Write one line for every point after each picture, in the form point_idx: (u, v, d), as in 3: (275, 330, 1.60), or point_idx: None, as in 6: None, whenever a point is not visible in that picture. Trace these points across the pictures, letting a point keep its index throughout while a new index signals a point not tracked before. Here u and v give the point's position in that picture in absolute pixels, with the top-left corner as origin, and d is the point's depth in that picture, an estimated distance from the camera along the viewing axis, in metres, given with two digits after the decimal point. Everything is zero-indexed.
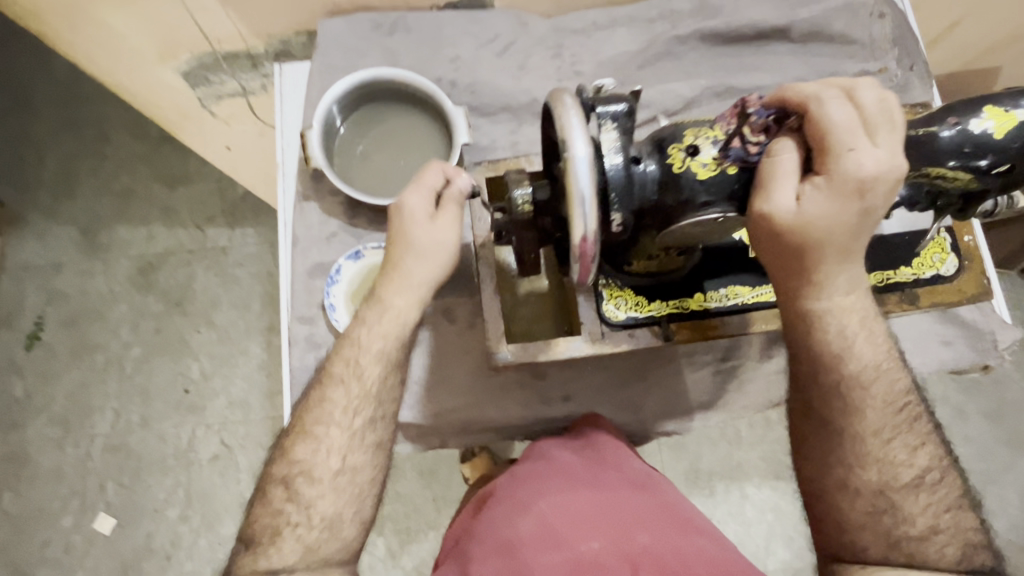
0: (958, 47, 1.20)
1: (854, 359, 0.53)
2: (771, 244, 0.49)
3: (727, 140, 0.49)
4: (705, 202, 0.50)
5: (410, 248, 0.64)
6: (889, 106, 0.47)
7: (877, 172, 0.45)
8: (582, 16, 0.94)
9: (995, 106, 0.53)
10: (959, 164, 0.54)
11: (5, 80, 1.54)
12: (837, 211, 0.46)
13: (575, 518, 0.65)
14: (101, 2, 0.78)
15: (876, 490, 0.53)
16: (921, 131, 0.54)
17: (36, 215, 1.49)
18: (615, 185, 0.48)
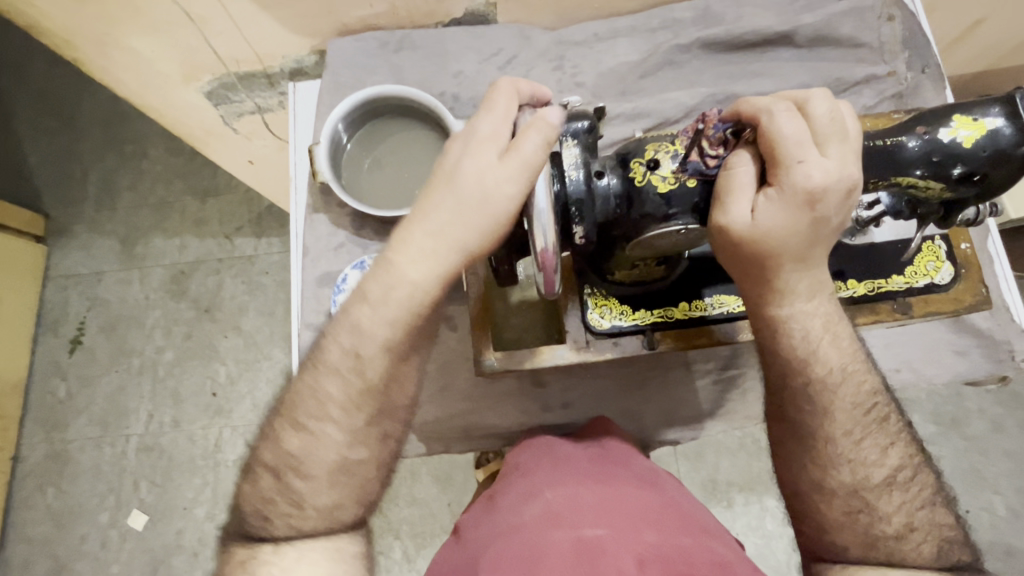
0: (983, 46, 1.16)
1: (819, 363, 0.52)
2: (731, 255, 0.49)
3: (685, 154, 0.49)
4: (667, 213, 0.51)
5: (453, 195, 0.50)
6: (840, 116, 0.46)
7: (827, 183, 0.45)
8: (585, 27, 0.95)
9: (963, 115, 0.52)
10: (928, 174, 0.53)
11: (54, 101, 1.64)
12: (788, 223, 0.46)
13: (580, 505, 0.63)
14: (127, 30, 0.84)
15: (849, 490, 0.52)
16: (886, 141, 0.53)
17: (80, 227, 1.59)
18: (575, 198, 0.50)
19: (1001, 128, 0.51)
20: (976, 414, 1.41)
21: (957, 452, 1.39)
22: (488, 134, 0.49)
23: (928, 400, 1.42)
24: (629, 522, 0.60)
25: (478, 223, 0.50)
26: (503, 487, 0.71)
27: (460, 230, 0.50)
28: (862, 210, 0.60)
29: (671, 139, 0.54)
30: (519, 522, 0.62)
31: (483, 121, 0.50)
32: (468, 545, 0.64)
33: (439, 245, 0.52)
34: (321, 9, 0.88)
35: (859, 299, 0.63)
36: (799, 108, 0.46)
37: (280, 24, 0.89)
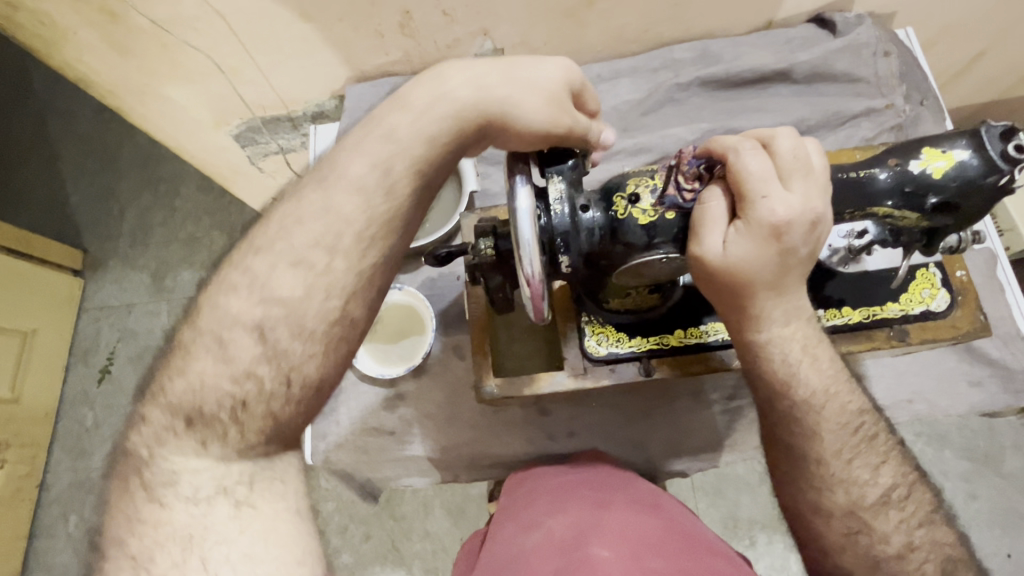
0: (985, 79, 1.18)
1: (801, 386, 0.52)
2: (707, 284, 0.51)
3: (663, 188, 0.52)
4: (648, 244, 0.52)
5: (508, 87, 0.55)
6: (806, 152, 0.47)
7: (791, 217, 0.46)
8: (588, 69, 1.00)
9: (932, 148, 0.53)
10: (903, 204, 0.54)
11: (98, 145, 1.77)
12: (757, 254, 0.47)
13: (581, 530, 0.63)
14: (164, 81, 0.92)
15: (845, 511, 0.51)
16: (860, 172, 0.54)
17: (114, 261, 1.68)
18: (560, 231, 0.52)
19: (967, 160, 0.51)
20: (1011, 451, 1.35)
21: (994, 491, 1.33)
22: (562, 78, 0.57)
23: (959, 435, 1.37)
24: (634, 546, 0.59)
25: (529, 97, 0.54)
26: (503, 521, 0.72)
27: (511, 90, 0.54)
28: (852, 239, 0.63)
29: (650, 173, 0.56)
30: (519, 553, 0.62)
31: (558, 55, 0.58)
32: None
33: (486, 87, 0.55)
34: (340, 58, 0.94)
35: (855, 326, 0.64)
36: (765, 146, 0.48)
37: (302, 74, 0.96)
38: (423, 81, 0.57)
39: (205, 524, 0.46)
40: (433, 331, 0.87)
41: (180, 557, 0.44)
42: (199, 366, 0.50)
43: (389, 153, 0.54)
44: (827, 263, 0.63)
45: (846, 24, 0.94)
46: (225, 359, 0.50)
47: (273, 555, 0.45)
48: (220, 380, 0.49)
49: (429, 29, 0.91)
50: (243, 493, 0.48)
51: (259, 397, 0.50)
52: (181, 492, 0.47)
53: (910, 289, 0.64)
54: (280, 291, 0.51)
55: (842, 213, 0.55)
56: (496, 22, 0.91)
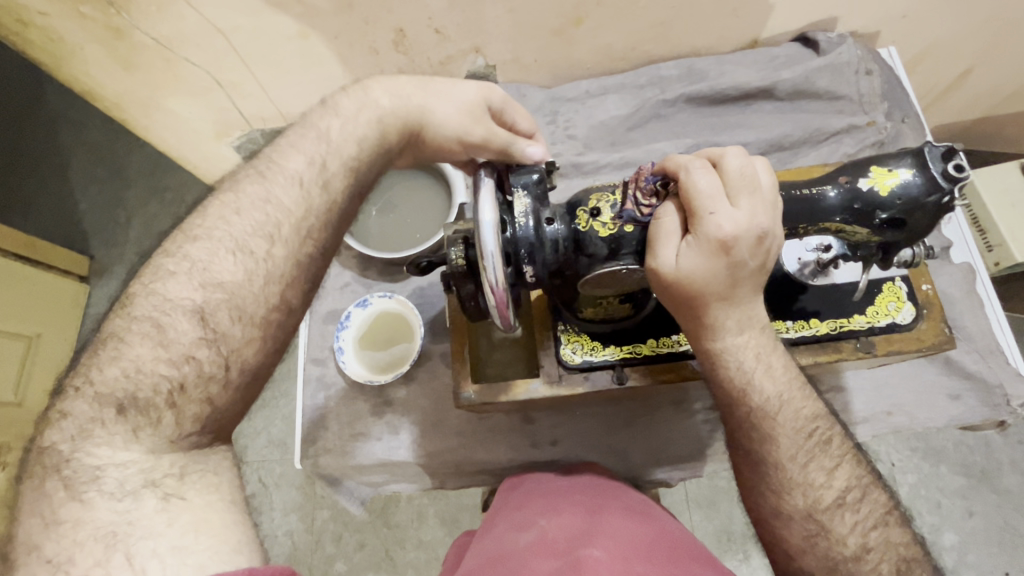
0: (973, 96, 1.20)
1: (756, 391, 0.53)
2: (664, 295, 0.52)
3: (622, 202, 0.54)
4: (608, 255, 0.54)
5: (426, 97, 0.66)
6: (754, 170, 0.49)
7: (738, 232, 0.48)
8: (577, 86, 1.03)
9: (879, 166, 0.54)
10: (853, 220, 0.55)
11: (106, 155, 1.82)
12: (706, 268, 0.49)
13: (574, 533, 0.64)
14: (166, 95, 0.96)
15: (803, 514, 0.52)
16: (812, 189, 0.56)
17: (121, 268, 1.73)
18: (524, 243, 0.53)
19: (911, 179, 0.53)
20: (1008, 467, 1.34)
21: (991, 507, 1.32)
22: (474, 96, 0.66)
23: (954, 450, 1.37)
24: (625, 549, 0.61)
25: (445, 107, 0.66)
26: (491, 523, 0.73)
27: (427, 102, 0.66)
28: (820, 253, 0.65)
29: (613, 187, 0.57)
30: (513, 549, 0.63)
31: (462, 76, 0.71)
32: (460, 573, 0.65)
33: (410, 98, 0.66)
34: (336, 73, 0.98)
35: (823, 337, 0.65)
36: (715, 164, 0.50)
37: (299, 88, 1.00)
38: (352, 91, 0.66)
39: (129, 521, 0.43)
40: (421, 339, 0.88)
41: (101, 556, 0.42)
42: (133, 351, 0.51)
43: (323, 149, 0.62)
44: (797, 276, 0.65)
45: (829, 43, 0.97)
46: (161, 343, 0.51)
47: (204, 545, 0.43)
48: (156, 364, 0.51)
49: (422, 46, 0.94)
50: (172, 485, 0.46)
51: (216, 372, 0.52)
52: (105, 487, 0.45)
53: (877, 302, 0.66)
54: (220, 276, 0.54)
55: (796, 227, 0.57)
56: (485, 39, 0.94)
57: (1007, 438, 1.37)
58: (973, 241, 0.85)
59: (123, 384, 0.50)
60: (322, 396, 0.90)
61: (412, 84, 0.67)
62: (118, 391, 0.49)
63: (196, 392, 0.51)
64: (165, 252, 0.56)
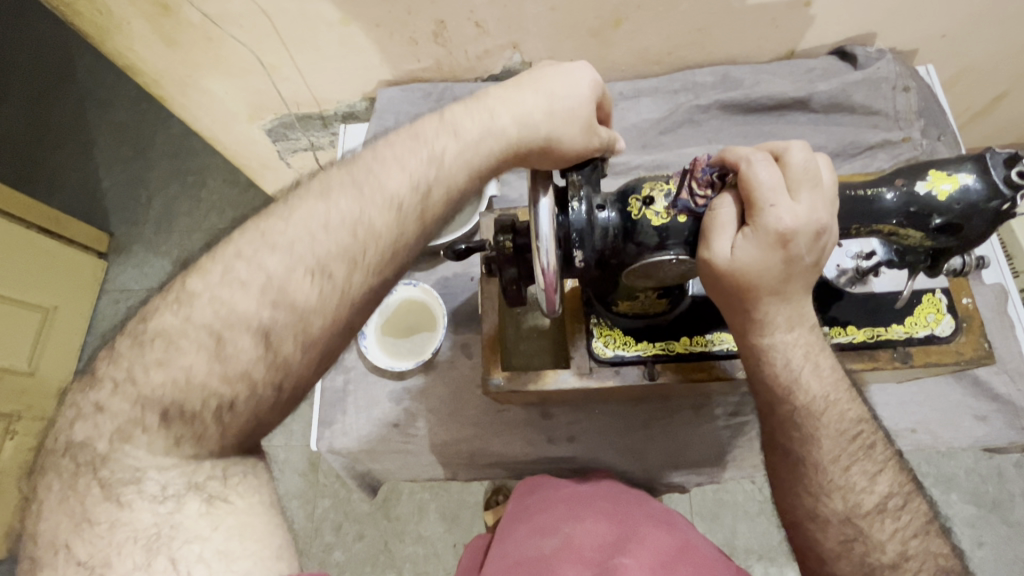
0: (1002, 120, 1.19)
1: (802, 391, 0.53)
2: (715, 287, 0.53)
3: (677, 192, 0.54)
4: (660, 245, 0.54)
5: (545, 109, 0.57)
6: (815, 166, 0.49)
7: (797, 226, 0.48)
8: (611, 87, 1.03)
9: (938, 170, 0.54)
10: (908, 224, 0.55)
11: (132, 134, 1.85)
12: (763, 260, 0.49)
13: (602, 542, 0.67)
14: (207, 72, 0.96)
15: (842, 517, 0.52)
16: (867, 191, 0.55)
17: (138, 246, 1.75)
18: (576, 227, 0.54)
19: (971, 184, 0.53)
20: (1019, 498, 1.32)
21: (1000, 538, 1.30)
22: (585, 96, 0.58)
23: (965, 477, 1.35)
24: (653, 557, 0.64)
25: (571, 121, 0.57)
26: (514, 525, 0.75)
27: (554, 121, 0.56)
28: (860, 260, 0.65)
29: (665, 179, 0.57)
30: (540, 554, 0.66)
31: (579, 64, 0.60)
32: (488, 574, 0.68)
33: (538, 121, 0.56)
34: (375, 61, 0.99)
35: (859, 344, 0.64)
36: (776, 158, 0.50)
37: (338, 74, 1.01)
38: (473, 109, 0.57)
39: (173, 523, 0.42)
40: (445, 328, 0.88)
41: (142, 560, 0.40)
42: (184, 359, 0.46)
43: (432, 173, 0.53)
44: (835, 283, 0.65)
45: (867, 58, 0.97)
46: (218, 357, 0.46)
47: (250, 551, 0.42)
48: (207, 376, 0.45)
49: (461, 39, 0.95)
50: (215, 488, 0.45)
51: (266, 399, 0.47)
52: (145, 490, 0.43)
53: (915, 313, 0.65)
54: (295, 298, 0.47)
55: (848, 227, 0.56)
56: (525, 36, 0.95)
57: (1019, 469, 1.35)
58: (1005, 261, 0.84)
59: (160, 344, 0.47)
60: (342, 379, 0.89)
61: (524, 94, 0.58)
62: (150, 415, 0.45)
63: (243, 408, 0.46)
64: (237, 251, 0.48)
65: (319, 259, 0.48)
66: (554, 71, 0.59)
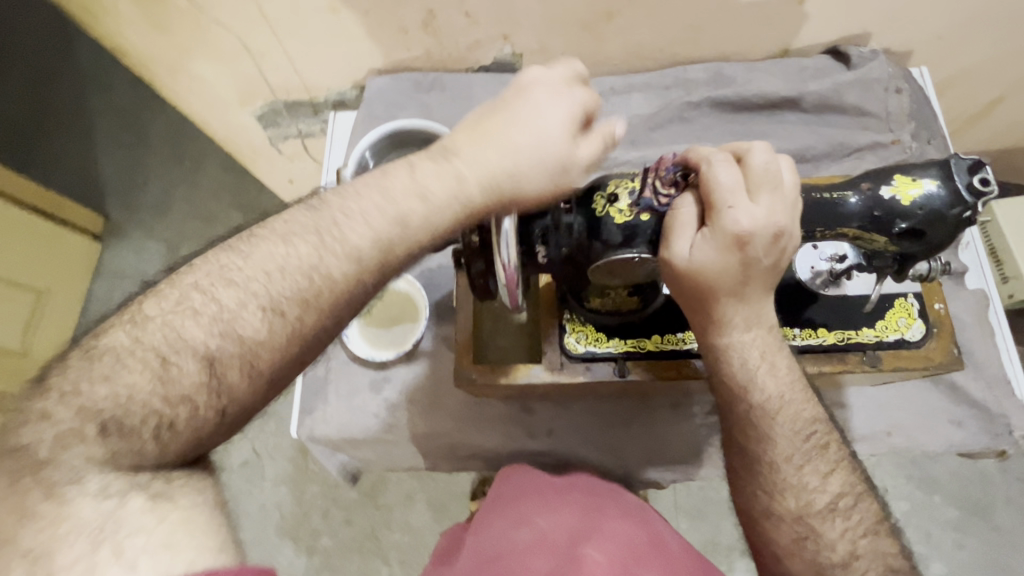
0: (1000, 123, 1.18)
1: (757, 391, 0.54)
2: (674, 287, 0.53)
3: (640, 190, 0.54)
4: (623, 243, 0.55)
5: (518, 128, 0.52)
6: (777, 168, 0.49)
7: (754, 229, 0.48)
8: (602, 81, 1.03)
9: (903, 175, 0.54)
10: (872, 229, 0.55)
11: (128, 117, 1.85)
12: (720, 262, 0.49)
13: (573, 533, 0.67)
14: (196, 57, 0.96)
15: (795, 517, 0.52)
16: (833, 194, 0.55)
17: (133, 230, 1.75)
18: (540, 223, 0.55)
19: (935, 190, 0.53)
20: (1002, 503, 1.33)
21: (980, 542, 1.31)
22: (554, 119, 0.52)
23: (950, 481, 1.36)
24: (622, 552, 0.64)
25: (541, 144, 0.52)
26: (488, 513, 0.75)
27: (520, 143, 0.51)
28: (834, 262, 0.65)
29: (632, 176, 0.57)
30: (512, 547, 0.66)
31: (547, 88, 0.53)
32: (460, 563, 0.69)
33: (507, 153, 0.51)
34: (365, 50, 0.98)
35: (829, 347, 0.64)
36: (738, 159, 0.50)
37: (327, 61, 1.00)
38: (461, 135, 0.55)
39: (116, 519, 0.40)
40: (426, 320, 0.89)
41: (84, 552, 0.39)
42: (128, 377, 0.44)
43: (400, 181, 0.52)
44: (809, 285, 0.65)
45: (860, 58, 0.96)
46: (161, 379, 0.45)
47: (197, 543, 0.41)
48: (149, 397, 0.44)
49: (452, 30, 0.95)
50: (163, 486, 0.43)
51: (211, 412, 0.46)
52: (88, 488, 0.41)
53: (887, 318, 0.66)
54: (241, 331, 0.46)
55: (812, 231, 0.57)
56: (515, 28, 0.94)
57: (1004, 474, 1.35)
58: (988, 266, 0.84)
59: (115, 341, 0.45)
60: (322, 367, 0.89)
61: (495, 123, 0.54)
62: (101, 410, 0.44)
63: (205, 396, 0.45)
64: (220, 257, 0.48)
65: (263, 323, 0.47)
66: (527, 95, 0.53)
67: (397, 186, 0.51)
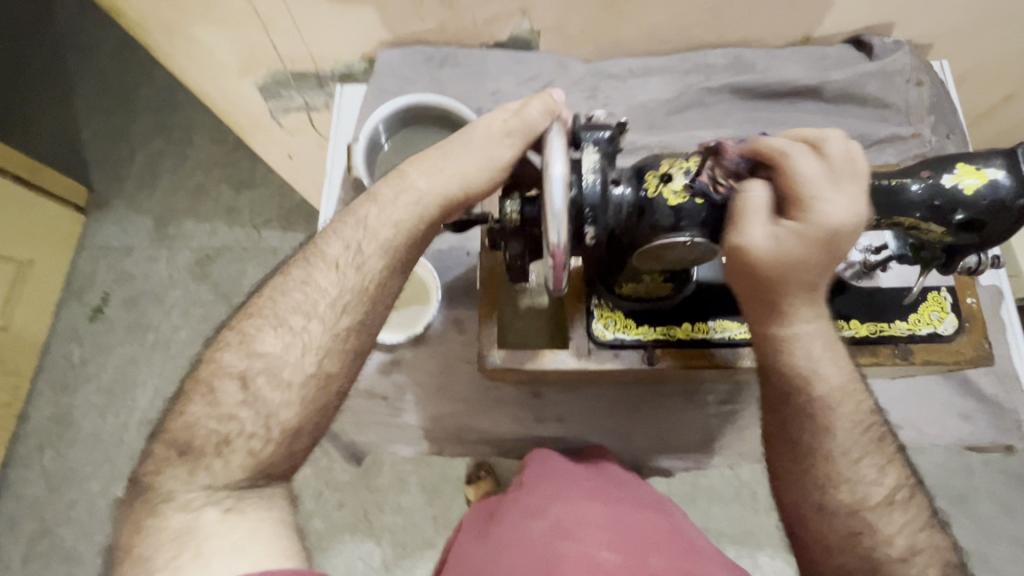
0: (1008, 121, 1.18)
1: (821, 382, 0.55)
2: (746, 277, 0.54)
3: (697, 170, 0.54)
4: (675, 226, 0.54)
5: (464, 143, 0.61)
6: (853, 160, 0.51)
7: (842, 219, 0.50)
8: (620, 63, 1.00)
9: (967, 164, 0.54)
10: (932, 219, 0.55)
11: (112, 85, 1.77)
12: (807, 252, 0.51)
13: (589, 525, 0.66)
14: (196, 21, 0.91)
15: (850, 511, 0.55)
16: (893, 181, 0.55)
17: (118, 202, 1.69)
18: (590, 203, 0.52)
19: (1000, 180, 0.53)
20: (984, 494, 1.37)
21: (962, 532, 1.35)
22: (488, 134, 0.60)
23: (936, 472, 1.39)
24: (639, 546, 0.64)
25: (476, 161, 0.60)
26: (506, 502, 0.74)
27: (462, 157, 0.60)
28: (868, 254, 0.65)
29: (684, 155, 0.56)
30: (527, 539, 0.65)
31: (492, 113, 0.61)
32: (477, 553, 0.68)
33: (451, 171, 0.60)
34: (375, 20, 0.94)
35: (860, 339, 0.65)
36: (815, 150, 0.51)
37: (336, 30, 0.96)
38: (421, 161, 0.62)
39: None
40: (437, 302, 0.86)
41: None
42: (193, 410, 0.56)
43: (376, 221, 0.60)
44: (841, 276, 0.66)
45: (883, 49, 0.95)
46: (212, 402, 0.56)
47: None
48: (210, 420, 0.55)
49: (468, 2, 0.91)
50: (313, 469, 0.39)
51: (261, 425, 0.55)
52: None
53: (920, 311, 0.66)
54: (267, 349, 0.57)
55: (872, 219, 0.55)
56: (535, 3, 0.91)
57: (987, 466, 1.39)
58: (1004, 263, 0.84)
59: None
60: None
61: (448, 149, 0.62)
62: (176, 441, 0.55)
63: None
64: (273, 300, 0.59)
65: (281, 337, 0.57)
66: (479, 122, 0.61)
67: (374, 211, 0.61)
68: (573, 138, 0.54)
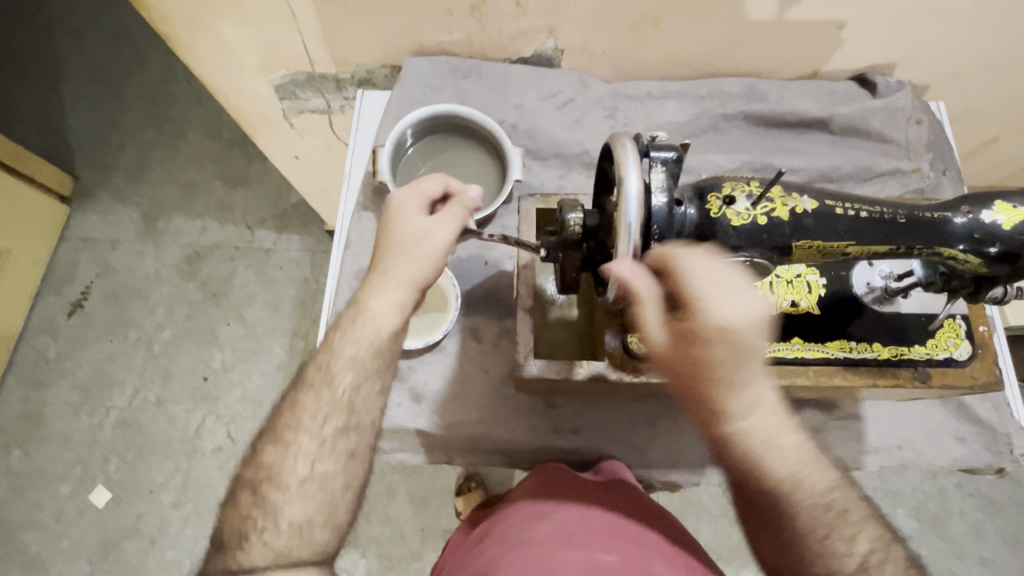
0: (992, 160, 1.25)
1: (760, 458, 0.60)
2: (675, 372, 0.60)
3: (759, 195, 0.59)
4: (735, 245, 0.59)
5: (396, 244, 0.67)
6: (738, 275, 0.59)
7: (727, 319, 0.56)
8: (638, 85, 1.03)
9: (1005, 202, 0.60)
10: (969, 248, 0.61)
11: (105, 74, 1.73)
12: (705, 348, 0.57)
13: (592, 530, 0.71)
14: (221, 17, 0.91)
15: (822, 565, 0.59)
16: (936, 214, 0.62)
17: (104, 195, 1.64)
18: (657, 219, 0.57)
19: None
20: (957, 516, 1.42)
21: (936, 552, 1.40)
22: (418, 225, 0.68)
23: (912, 494, 1.44)
24: (637, 553, 0.69)
25: (419, 248, 0.67)
26: (514, 501, 0.79)
27: (402, 248, 0.67)
28: (890, 280, 0.72)
29: (744, 179, 0.62)
30: (534, 539, 0.70)
31: (408, 200, 0.69)
32: (487, 550, 0.73)
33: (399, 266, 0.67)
34: (403, 28, 0.95)
35: (881, 361, 0.70)
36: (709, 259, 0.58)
37: (363, 36, 0.97)
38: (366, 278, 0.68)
39: None
40: (456, 310, 0.87)
41: None
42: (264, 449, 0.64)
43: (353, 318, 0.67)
44: (863, 299, 0.72)
45: (887, 88, 1.00)
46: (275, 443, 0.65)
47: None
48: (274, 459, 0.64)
49: (498, 17, 0.93)
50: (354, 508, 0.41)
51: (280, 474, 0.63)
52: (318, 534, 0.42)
53: (937, 336, 0.72)
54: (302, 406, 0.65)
55: (912, 246, 0.62)
56: (563, 22, 0.93)
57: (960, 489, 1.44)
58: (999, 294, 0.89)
59: None
60: None
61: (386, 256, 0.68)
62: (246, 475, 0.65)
63: None
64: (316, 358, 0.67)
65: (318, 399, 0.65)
66: (397, 219, 0.68)
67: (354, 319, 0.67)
68: (642, 156, 0.58)
